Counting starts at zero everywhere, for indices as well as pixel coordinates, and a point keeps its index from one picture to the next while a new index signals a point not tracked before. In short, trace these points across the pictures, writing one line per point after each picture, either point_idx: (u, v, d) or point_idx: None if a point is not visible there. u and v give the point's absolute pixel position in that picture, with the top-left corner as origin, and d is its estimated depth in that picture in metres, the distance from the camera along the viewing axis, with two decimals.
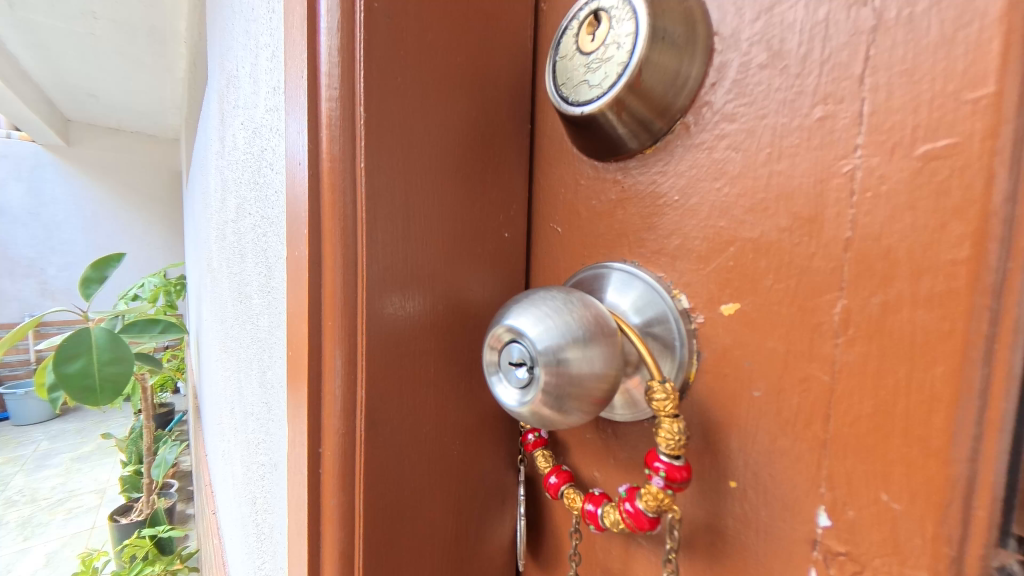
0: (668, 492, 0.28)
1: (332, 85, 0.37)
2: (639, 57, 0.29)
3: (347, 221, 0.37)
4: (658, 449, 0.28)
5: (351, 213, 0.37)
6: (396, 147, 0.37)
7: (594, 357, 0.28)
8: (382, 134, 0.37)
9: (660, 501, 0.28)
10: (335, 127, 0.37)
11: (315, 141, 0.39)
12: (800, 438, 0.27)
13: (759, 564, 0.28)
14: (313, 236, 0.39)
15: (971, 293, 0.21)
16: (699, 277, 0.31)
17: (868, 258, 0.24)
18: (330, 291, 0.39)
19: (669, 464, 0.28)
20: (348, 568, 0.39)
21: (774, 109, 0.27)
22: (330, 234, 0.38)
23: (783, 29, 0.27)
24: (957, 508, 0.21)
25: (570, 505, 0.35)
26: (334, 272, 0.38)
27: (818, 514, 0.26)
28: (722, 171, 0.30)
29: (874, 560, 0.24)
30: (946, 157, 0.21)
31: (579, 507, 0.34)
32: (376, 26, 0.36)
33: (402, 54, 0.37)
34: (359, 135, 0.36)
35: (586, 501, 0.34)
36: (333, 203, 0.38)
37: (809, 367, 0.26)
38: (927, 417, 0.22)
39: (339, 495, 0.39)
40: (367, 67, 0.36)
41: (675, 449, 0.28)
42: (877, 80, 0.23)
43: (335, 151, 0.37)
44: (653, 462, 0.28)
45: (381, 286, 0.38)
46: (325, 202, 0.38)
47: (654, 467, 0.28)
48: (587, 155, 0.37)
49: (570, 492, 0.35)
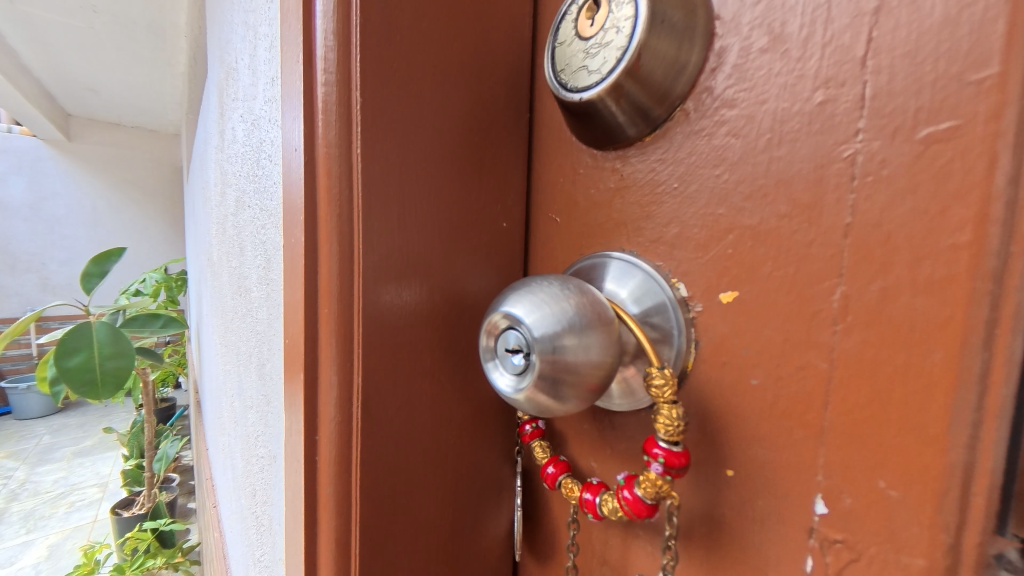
0: (666, 479, 0.28)
1: (329, 70, 0.37)
2: (639, 41, 0.28)
3: (344, 208, 0.37)
4: (658, 436, 0.28)
5: (347, 200, 0.37)
6: (392, 134, 0.37)
7: (591, 344, 0.28)
8: (378, 121, 0.36)
9: (658, 488, 0.28)
10: (332, 113, 0.37)
11: (311, 128, 0.39)
12: (796, 427, 0.27)
13: (755, 553, 0.28)
14: (311, 224, 0.39)
15: (971, 278, 0.20)
16: (697, 266, 0.31)
17: (868, 244, 0.24)
18: (327, 280, 0.38)
19: (668, 450, 0.28)
20: (344, 556, 0.39)
21: (775, 93, 0.27)
22: (328, 222, 0.38)
23: (785, 12, 0.26)
24: (955, 494, 0.21)
25: (568, 494, 0.35)
26: (331, 261, 0.38)
27: (815, 502, 0.26)
28: (722, 157, 0.29)
29: (870, 548, 0.24)
30: (948, 140, 0.21)
31: (577, 496, 0.34)
32: (374, 11, 0.35)
33: (398, 40, 0.36)
34: (356, 121, 0.36)
35: (585, 490, 0.34)
36: (330, 190, 0.37)
37: (807, 355, 0.26)
38: (925, 403, 0.22)
39: (336, 484, 0.39)
40: (365, 54, 0.35)
41: (674, 435, 0.28)
42: (879, 62, 0.23)
43: (332, 137, 0.37)
44: (651, 449, 0.28)
45: (377, 275, 0.37)
46: (322, 191, 0.38)
47: (653, 453, 0.28)
48: (586, 144, 0.37)
49: (568, 481, 0.35)
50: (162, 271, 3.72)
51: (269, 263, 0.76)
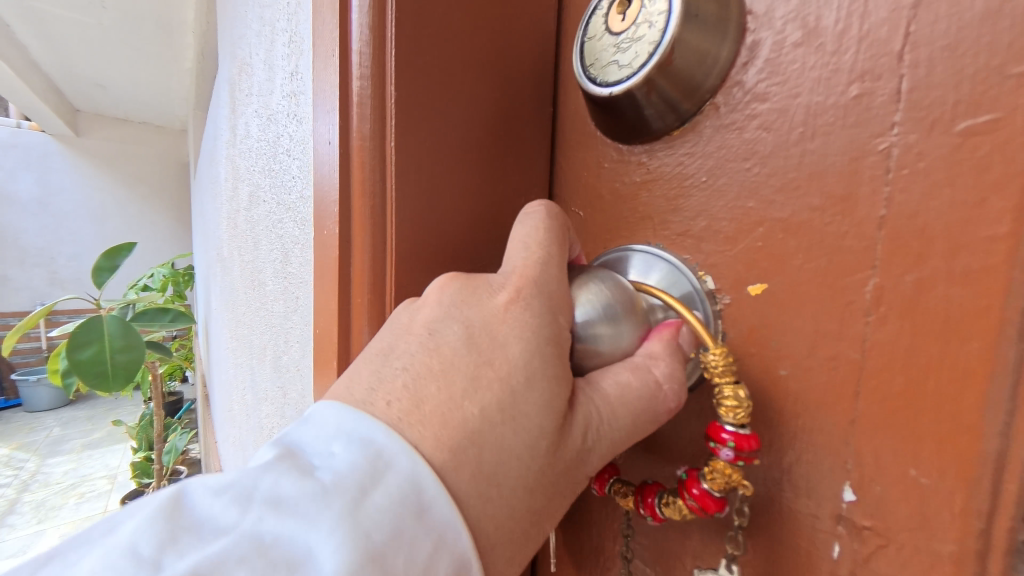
0: (737, 465, 0.28)
1: (363, 65, 0.37)
2: (671, 36, 0.29)
3: (375, 201, 0.38)
4: (723, 420, 0.27)
5: (379, 192, 0.38)
6: (421, 128, 0.37)
7: (622, 333, 0.29)
8: (406, 115, 0.37)
9: (731, 477, 0.28)
10: (367, 107, 0.37)
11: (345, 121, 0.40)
12: (826, 416, 0.27)
13: (781, 540, 0.29)
14: (343, 216, 0.40)
15: (1009, 268, 0.21)
16: (726, 258, 0.31)
17: (902, 236, 0.24)
18: (360, 271, 0.40)
19: (735, 431, 0.27)
20: None
21: (809, 87, 0.27)
22: (361, 215, 0.39)
23: (820, 6, 0.27)
24: (988, 482, 0.22)
25: (626, 504, 0.34)
26: (364, 252, 0.39)
27: (843, 490, 0.26)
28: (753, 151, 0.29)
29: (900, 535, 0.24)
30: (987, 133, 0.21)
31: (635, 504, 0.33)
32: (406, 6, 0.36)
33: (427, 34, 0.37)
34: (389, 115, 0.37)
35: (642, 494, 0.33)
36: (363, 183, 0.38)
37: (838, 345, 0.27)
38: (958, 392, 0.23)
39: None
40: (396, 48, 0.36)
41: (740, 416, 0.27)
42: (917, 56, 0.23)
43: (367, 130, 0.38)
44: (718, 436, 0.27)
45: (406, 267, 0.38)
46: (356, 184, 0.39)
47: (721, 440, 0.27)
48: (611, 138, 0.37)
49: (621, 491, 0.34)
50: (170, 266, 3.75)
51: (286, 256, 0.77)
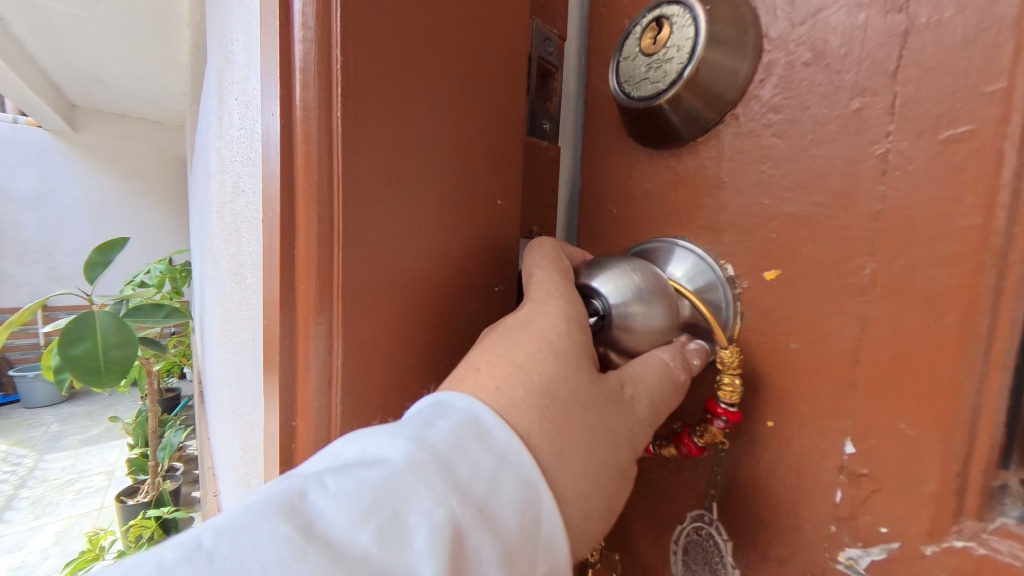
0: (722, 432, 0.34)
1: (306, 26, 0.35)
2: (698, 58, 0.33)
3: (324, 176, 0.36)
4: (721, 399, 0.33)
5: (327, 169, 0.36)
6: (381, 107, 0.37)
7: (654, 314, 0.34)
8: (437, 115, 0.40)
9: (714, 438, 0.35)
10: (311, 75, 0.36)
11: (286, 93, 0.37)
12: (830, 383, 0.31)
13: (789, 491, 0.33)
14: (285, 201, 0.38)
15: (982, 252, 0.25)
16: (743, 248, 0.35)
17: (895, 227, 0.28)
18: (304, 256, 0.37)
19: (729, 409, 0.33)
20: None
21: (817, 101, 0.31)
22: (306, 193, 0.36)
23: (826, 32, 0.31)
24: (963, 430, 0.26)
25: None
26: (308, 236, 0.37)
27: (844, 444, 0.31)
28: (767, 155, 0.34)
29: (891, 479, 0.29)
30: (964, 141, 0.26)
31: None
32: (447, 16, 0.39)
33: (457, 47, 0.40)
34: (336, 85, 0.35)
35: None
36: (307, 156, 0.36)
37: (841, 321, 0.31)
38: (940, 358, 0.27)
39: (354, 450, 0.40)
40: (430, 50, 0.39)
41: (734, 397, 0.33)
42: (908, 76, 0.28)
43: (309, 99, 0.36)
44: (715, 409, 0.34)
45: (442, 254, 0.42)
46: (298, 158, 0.37)
47: (716, 414, 0.33)
48: (641, 143, 0.41)
49: None
50: (166, 263, 3.74)
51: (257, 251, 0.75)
